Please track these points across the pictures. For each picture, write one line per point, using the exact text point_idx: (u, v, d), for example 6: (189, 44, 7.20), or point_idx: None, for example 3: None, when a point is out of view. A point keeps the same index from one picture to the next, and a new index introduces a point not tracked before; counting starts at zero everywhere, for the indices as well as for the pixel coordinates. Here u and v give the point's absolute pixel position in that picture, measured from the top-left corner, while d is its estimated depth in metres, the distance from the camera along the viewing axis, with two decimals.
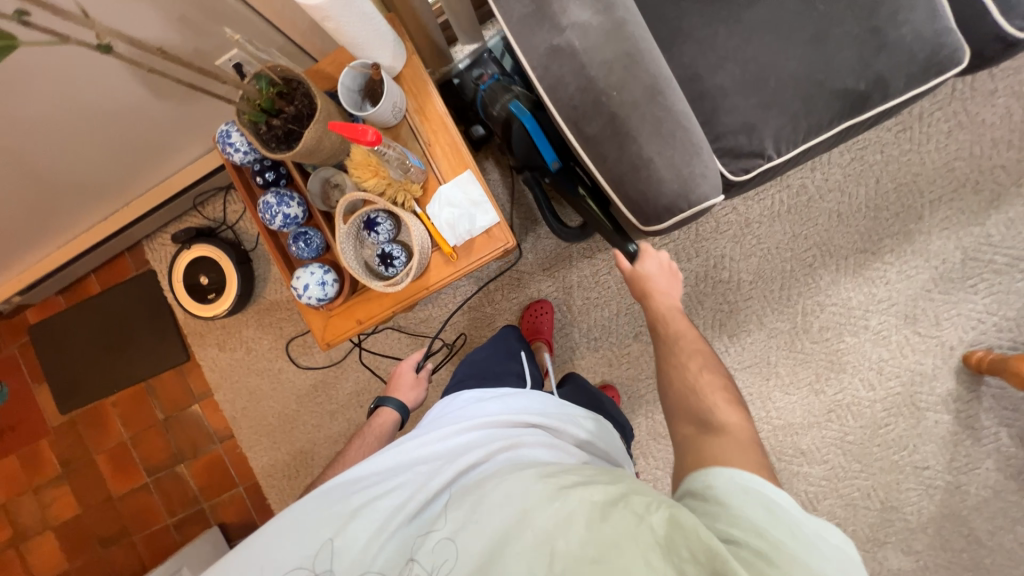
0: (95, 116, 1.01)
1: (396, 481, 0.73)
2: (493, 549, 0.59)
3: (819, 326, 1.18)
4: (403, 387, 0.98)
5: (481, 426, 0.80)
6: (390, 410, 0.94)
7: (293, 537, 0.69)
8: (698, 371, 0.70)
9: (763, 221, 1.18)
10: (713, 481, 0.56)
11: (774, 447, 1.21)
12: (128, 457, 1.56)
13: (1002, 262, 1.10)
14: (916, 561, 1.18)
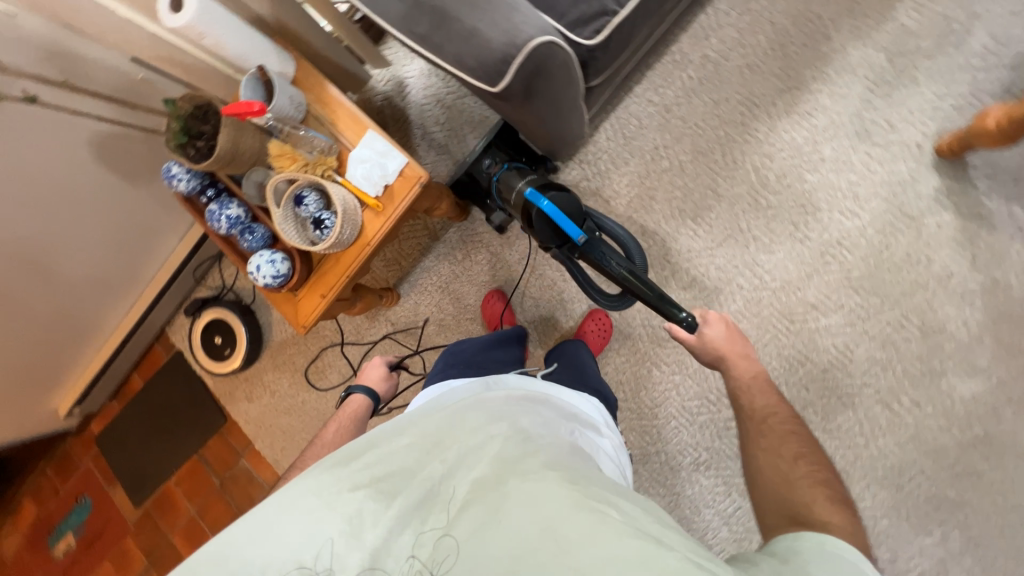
0: (87, 217, 1.20)
1: (399, 460, 0.60)
2: (511, 555, 0.48)
3: (776, 176, 1.15)
4: (374, 378, 0.97)
5: (494, 402, 0.70)
6: (360, 396, 0.93)
7: (277, 522, 0.55)
8: (792, 461, 0.68)
9: (681, 101, 1.20)
10: (804, 543, 0.54)
11: (782, 311, 1.15)
12: (198, 532, 1.62)
13: (931, 45, 1.07)
14: (987, 379, 1.05)
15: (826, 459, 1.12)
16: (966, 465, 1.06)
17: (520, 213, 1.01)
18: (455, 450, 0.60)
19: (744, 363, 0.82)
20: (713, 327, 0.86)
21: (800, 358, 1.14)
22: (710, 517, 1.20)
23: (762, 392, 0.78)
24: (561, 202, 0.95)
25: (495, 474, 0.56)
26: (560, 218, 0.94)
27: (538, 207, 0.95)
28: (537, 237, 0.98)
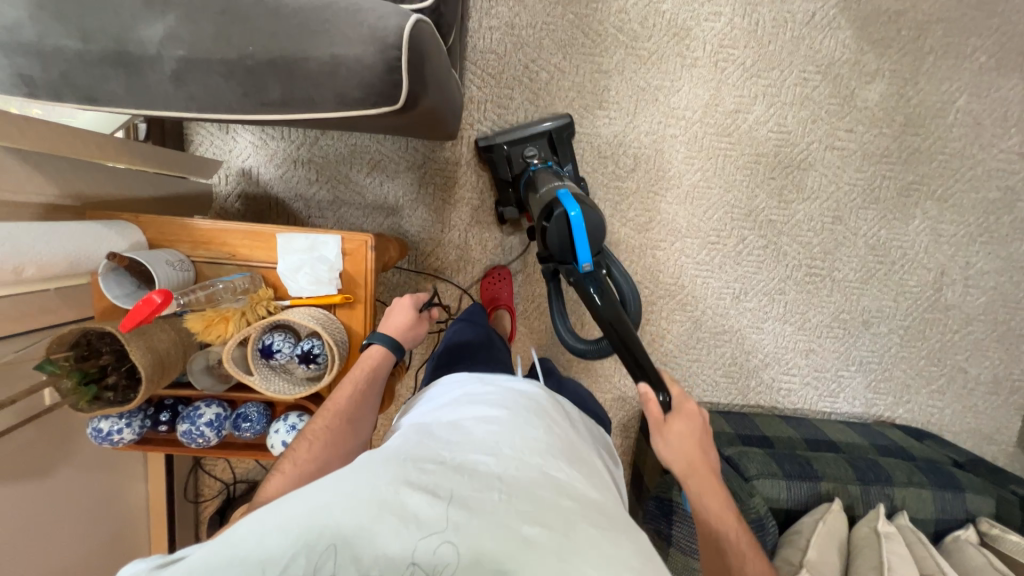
0: (51, 548, 0.93)
1: (456, 481, 0.47)
2: None
3: (639, 24, 1.16)
4: (398, 324, 0.81)
5: (550, 427, 0.57)
6: (378, 345, 0.76)
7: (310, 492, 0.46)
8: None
9: (517, 11, 1.14)
10: None
11: (717, 130, 1.21)
12: None
13: None
14: (882, 77, 1.19)
15: (818, 220, 1.26)
16: (906, 151, 1.23)
17: (543, 206, 0.89)
18: (520, 482, 0.48)
19: (692, 472, 0.71)
20: (679, 434, 0.73)
21: (753, 159, 1.22)
22: (772, 326, 1.31)
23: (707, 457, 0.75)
24: (590, 220, 0.84)
25: (565, 521, 0.45)
26: (577, 235, 0.84)
27: (567, 215, 0.84)
28: (546, 240, 0.88)
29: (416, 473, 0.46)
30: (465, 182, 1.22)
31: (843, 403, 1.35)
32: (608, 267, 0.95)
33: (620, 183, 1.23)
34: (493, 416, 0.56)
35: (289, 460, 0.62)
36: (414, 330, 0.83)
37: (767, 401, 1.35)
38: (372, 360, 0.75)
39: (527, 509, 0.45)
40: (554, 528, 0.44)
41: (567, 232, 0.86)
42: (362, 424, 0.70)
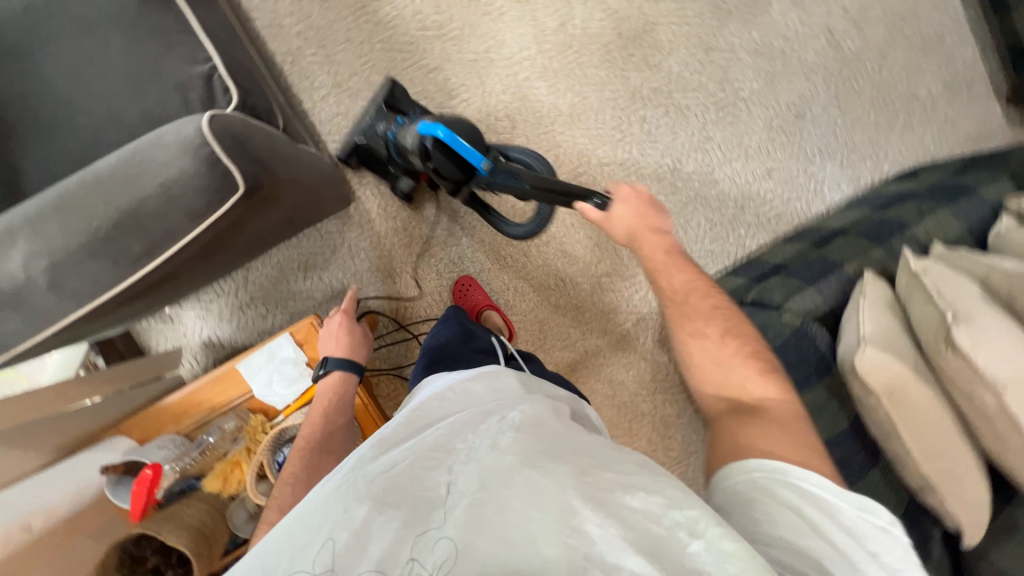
0: None
1: (417, 485, 0.51)
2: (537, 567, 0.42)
3: (437, 13, 1.22)
4: (339, 348, 0.79)
5: (499, 404, 0.62)
6: (333, 373, 0.76)
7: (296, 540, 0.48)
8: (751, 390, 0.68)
9: (335, 69, 1.20)
10: None
11: (558, 49, 1.24)
12: None
13: None
14: None
15: (695, 61, 1.27)
16: None
17: (413, 152, 0.93)
18: (472, 459, 0.51)
19: (678, 274, 0.80)
20: (622, 215, 0.83)
21: (605, 51, 1.25)
22: (722, 171, 1.30)
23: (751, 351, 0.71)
24: (455, 128, 0.89)
25: (520, 471, 0.49)
26: (458, 146, 0.87)
27: (434, 136, 0.88)
28: (440, 176, 0.93)
29: (376, 488, 0.50)
30: (386, 229, 1.25)
31: (833, 194, 1.32)
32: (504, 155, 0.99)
33: (511, 143, 1.25)
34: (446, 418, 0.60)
35: (274, 511, 0.60)
36: (362, 341, 0.82)
37: (766, 236, 1.31)
38: (335, 388, 0.76)
39: (482, 479, 0.49)
40: (509, 483, 0.48)
41: (449, 154, 0.90)
42: (340, 448, 0.69)
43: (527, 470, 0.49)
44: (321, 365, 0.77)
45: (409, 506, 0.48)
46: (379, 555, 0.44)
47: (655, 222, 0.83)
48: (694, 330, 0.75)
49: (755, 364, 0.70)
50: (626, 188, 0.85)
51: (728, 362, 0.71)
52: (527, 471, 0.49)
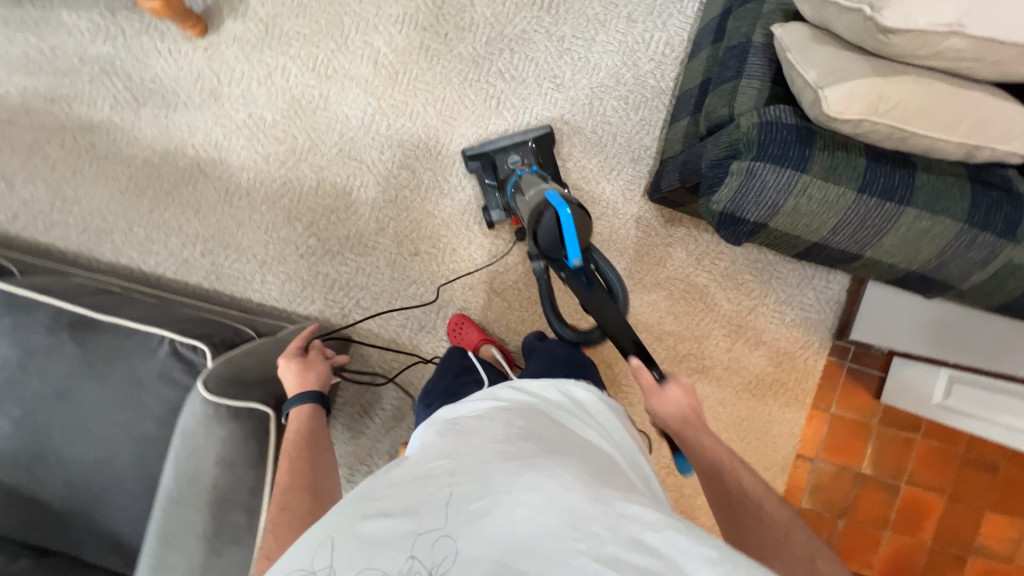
0: None
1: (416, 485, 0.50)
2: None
3: (280, 143, 1.23)
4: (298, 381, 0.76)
5: (513, 408, 0.61)
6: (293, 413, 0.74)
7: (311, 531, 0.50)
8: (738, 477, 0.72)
9: (251, 253, 1.24)
10: None
11: (391, 83, 1.24)
12: (897, 501, 1.41)
13: (123, 80, 1.19)
14: None
15: None
16: None
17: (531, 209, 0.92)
18: (483, 467, 0.51)
19: (706, 441, 0.76)
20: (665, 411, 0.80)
21: (425, 50, 1.24)
22: (595, 52, 1.28)
23: (788, 515, 0.70)
24: (580, 219, 0.87)
25: (554, 483, 0.49)
26: (569, 231, 0.86)
27: (555, 215, 0.87)
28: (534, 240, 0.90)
29: (389, 497, 0.50)
30: (395, 330, 1.27)
31: None
32: (597, 263, 0.93)
33: (423, 183, 1.26)
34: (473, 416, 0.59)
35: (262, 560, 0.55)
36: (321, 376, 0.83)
37: (674, 68, 1.29)
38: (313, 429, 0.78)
39: (490, 484, 0.49)
40: (518, 487, 0.49)
41: (554, 228, 0.88)
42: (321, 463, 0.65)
43: (537, 474, 0.49)
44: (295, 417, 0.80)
45: (416, 509, 0.48)
46: (379, 561, 0.45)
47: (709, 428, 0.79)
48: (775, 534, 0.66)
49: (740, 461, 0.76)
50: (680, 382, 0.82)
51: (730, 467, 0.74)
52: (534, 473, 0.50)
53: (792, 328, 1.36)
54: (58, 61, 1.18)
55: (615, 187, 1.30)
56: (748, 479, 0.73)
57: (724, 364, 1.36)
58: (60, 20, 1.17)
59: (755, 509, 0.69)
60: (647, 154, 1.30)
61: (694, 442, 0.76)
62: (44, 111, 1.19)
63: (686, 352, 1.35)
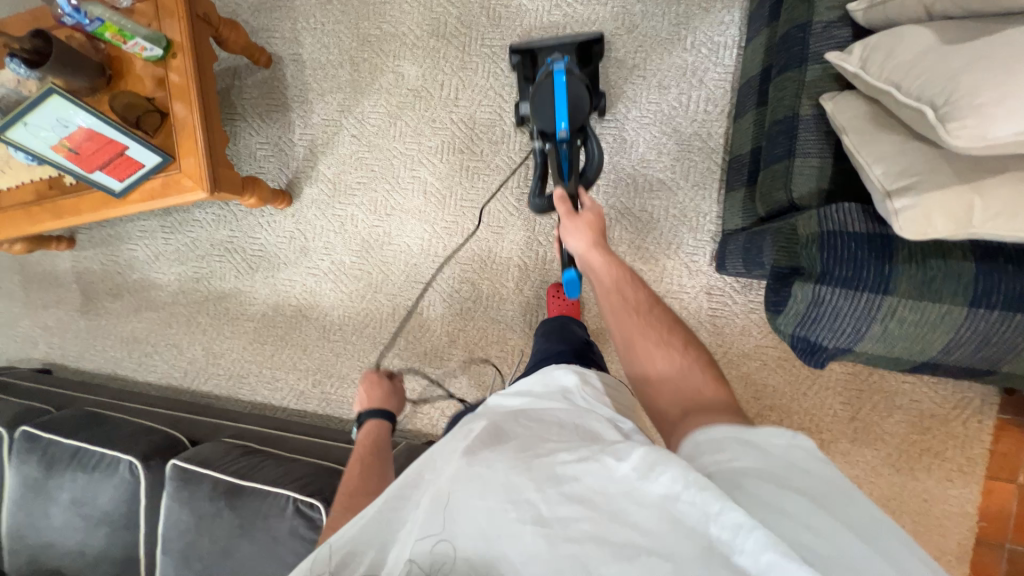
0: None
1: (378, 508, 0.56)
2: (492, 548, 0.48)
3: (358, 280, 1.39)
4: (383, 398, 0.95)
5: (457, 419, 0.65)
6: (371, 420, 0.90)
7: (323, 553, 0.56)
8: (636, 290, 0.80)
9: (350, 379, 1.41)
10: None
11: (441, 208, 1.34)
12: None
13: (240, 253, 1.47)
14: (398, 64, 1.35)
15: None
16: (458, 26, 1.31)
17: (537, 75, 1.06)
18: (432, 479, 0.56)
19: (601, 264, 0.85)
20: (571, 229, 0.90)
21: (465, 170, 1.32)
22: (631, 129, 1.24)
23: (681, 332, 0.73)
24: (573, 87, 1.01)
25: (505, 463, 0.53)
26: (560, 93, 1.01)
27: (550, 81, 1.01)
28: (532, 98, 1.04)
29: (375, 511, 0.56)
30: None
31: (727, 34, 1.18)
32: (585, 138, 1.08)
33: (483, 293, 1.32)
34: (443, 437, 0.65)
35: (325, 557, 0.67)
36: (388, 399, 0.96)
37: (721, 123, 1.19)
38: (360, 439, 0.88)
39: (446, 480, 0.54)
40: (457, 483, 0.53)
41: (548, 91, 1.02)
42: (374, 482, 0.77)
43: (478, 463, 0.54)
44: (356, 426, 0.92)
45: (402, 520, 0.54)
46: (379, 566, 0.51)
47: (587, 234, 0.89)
48: (656, 341, 0.72)
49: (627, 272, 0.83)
50: (597, 212, 0.92)
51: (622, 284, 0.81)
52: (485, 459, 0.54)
53: (935, 385, 1.13)
54: (196, 248, 1.49)
55: (676, 260, 1.22)
56: (639, 291, 0.79)
57: (849, 436, 1.17)
58: (194, 217, 1.49)
59: (645, 316, 0.76)
60: (707, 219, 1.20)
61: (592, 261, 0.86)
62: (192, 288, 1.51)
63: (796, 426, 1.19)
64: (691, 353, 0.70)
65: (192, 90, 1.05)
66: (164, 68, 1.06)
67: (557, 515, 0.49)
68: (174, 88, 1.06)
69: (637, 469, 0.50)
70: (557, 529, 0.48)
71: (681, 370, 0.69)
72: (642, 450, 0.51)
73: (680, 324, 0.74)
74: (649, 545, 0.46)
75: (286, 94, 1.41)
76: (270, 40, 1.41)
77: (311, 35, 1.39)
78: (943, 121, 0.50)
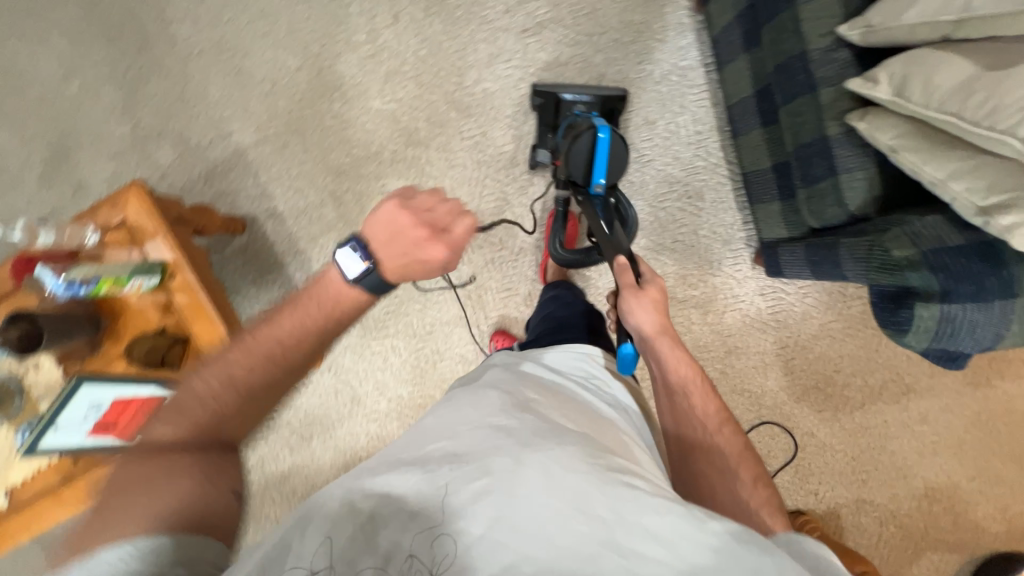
0: None
1: (429, 473, 0.53)
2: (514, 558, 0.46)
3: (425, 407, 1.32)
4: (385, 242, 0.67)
5: (523, 394, 0.65)
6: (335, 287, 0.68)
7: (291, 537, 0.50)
8: (701, 401, 0.73)
9: None
10: None
11: (480, 307, 1.31)
12: None
13: (286, 428, 1.36)
14: (383, 186, 1.29)
15: (522, 177, 1.27)
16: (429, 129, 1.28)
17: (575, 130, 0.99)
18: (499, 452, 0.54)
19: (669, 356, 0.75)
20: (638, 307, 0.76)
21: (491, 263, 1.29)
22: (635, 170, 1.26)
23: (740, 445, 0.70)
24: (615, 147, 0.93)
25: (554, 461, 0.53)
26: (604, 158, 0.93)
27: (593, 137, 0.92)
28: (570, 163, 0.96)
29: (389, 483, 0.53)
30: None
31: (690, 59, 1.23)
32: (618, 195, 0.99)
33: None
34: (483, 403, 0.63)
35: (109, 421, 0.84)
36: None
37: (715, 139, 1.24)
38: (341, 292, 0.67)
39: (488, 466, 0.52)
40: (531, 465, 0.52)
41: (591, 153, 0.93)
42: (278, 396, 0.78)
43: (532, 459, 0.53)
44: (350, 278, 0.65)
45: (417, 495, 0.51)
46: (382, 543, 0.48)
47: (651, 313, 0.76)
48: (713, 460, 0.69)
49: (704, 378, 0.75)
50: (658, 284, 0.79)
51: (685, 390, 0.73)
52: (534, 457, 0.53)
53: None
54: None
55: (722, 275, 1.26)
56: (705, 402, 0.73)
57: (925, 372, 1.26)
58: None
59: (710, 432, 0.71)
60: (735, 228, 1.25)
61: (661, 352, 0.75)
62: (246, 482, 1.38)
63: (881, 381, 1.27)
64: (762, 477, 0.68)
65: (204, 304, 0.95)
66: (166, 292, 0.95)
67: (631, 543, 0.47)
68: (183, 308, 0.95)
69: (729, 533, 0.49)
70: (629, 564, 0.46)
71: (751, 488, 0.67)
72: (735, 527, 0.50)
73: (743, 439, 0.71)
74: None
75: (273, 251, 1.32)
76: (237, 203, 1.31)
77: (280, 185, 1.31)
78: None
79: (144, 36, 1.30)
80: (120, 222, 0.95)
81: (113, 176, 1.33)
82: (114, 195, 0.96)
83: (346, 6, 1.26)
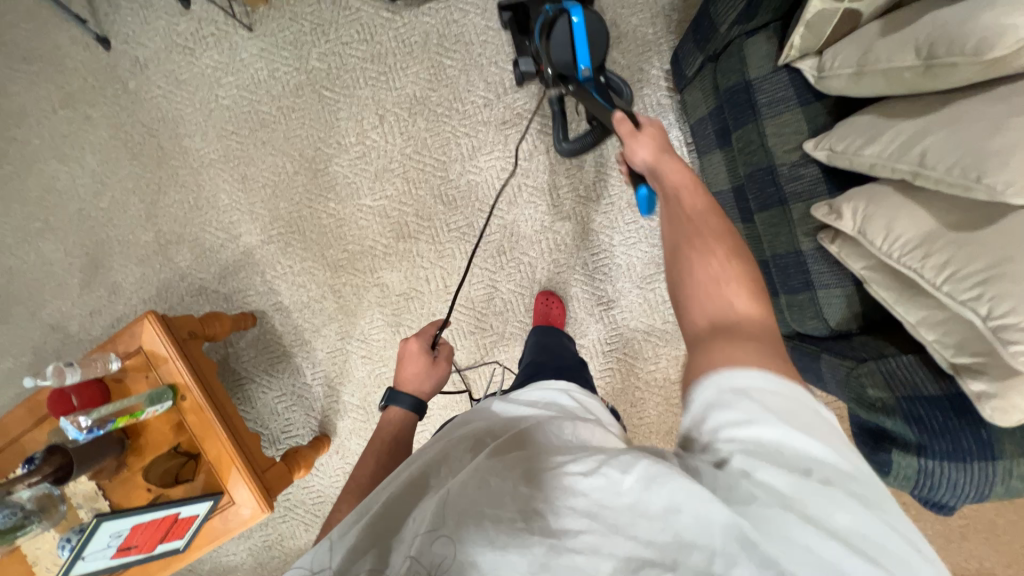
0: None
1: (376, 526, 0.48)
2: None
3: None
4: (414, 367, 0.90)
5: (474, 426, 0.57)
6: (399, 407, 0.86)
7: None
8: (699, 202, 0.63)
9: None
10: None
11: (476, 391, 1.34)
12: None
13: (302, 508, 1.44)
14: (378, 277, 1.35)
15: (509, 264, 1.29)
16: (419, 222, 1.32)
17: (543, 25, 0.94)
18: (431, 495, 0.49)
19: (670, 164, 0.69)
20: (636, 145, 0.73)
21: (484, 348, 1.32)
22: (622, 252, 1.26)
23: (729, 241, 0.59)
24: (591, 27, 0.90)
25: (496, 477, 0.46)
26: (580, 38, 0.89)
27: (569, 23, 0.89)
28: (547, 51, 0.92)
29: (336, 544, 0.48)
30: None
31: (672, 138, 1.21)
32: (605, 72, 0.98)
33: None
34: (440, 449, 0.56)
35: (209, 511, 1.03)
36: (423, 379, 0.90)
37: None
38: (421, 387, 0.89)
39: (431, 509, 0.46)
40: (471, 485, 0.46)
41: (568, 35, 0.90)
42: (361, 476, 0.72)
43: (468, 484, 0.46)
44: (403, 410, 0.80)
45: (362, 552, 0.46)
46: None
47: (644, 142, 0.72)
48: (699, 244, 0.59)
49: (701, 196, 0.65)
50: (657, 123, 0.75)
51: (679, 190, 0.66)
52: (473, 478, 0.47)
53: None
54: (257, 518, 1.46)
55: None
56: (697, 203, 0.64)
57: None
58: None
59: (698, 221, 0.61)
60: None
61: (660, 172, 0.71)
62: (269, 557, 1.47)
63: None
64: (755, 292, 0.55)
65: (212, 421, 1.03)
66: (179, 411, 1.05)
67: (558, 517, 0.43)
68: (195, 425, 1.04)
69: (646, 480, 0.42)
70: (561, 539, 0.41)
71: (731, 280, 0.56)
72: (643, 465, 0.43)
73: (733, 240, 0.59)
74: (650, 555, 0.40)
75: (282, 343, 1.41)
76: (248, 299, 1.41)
77: (284, 281, 1.39)
78: (1007, 344, 0.51)
79: (162, 151, 1.43)
80: (137, 349, 1.05)
81: (140, 278, 1.46)
82: (131, 325, 1.06)
83: (335, 111, 1.34)
